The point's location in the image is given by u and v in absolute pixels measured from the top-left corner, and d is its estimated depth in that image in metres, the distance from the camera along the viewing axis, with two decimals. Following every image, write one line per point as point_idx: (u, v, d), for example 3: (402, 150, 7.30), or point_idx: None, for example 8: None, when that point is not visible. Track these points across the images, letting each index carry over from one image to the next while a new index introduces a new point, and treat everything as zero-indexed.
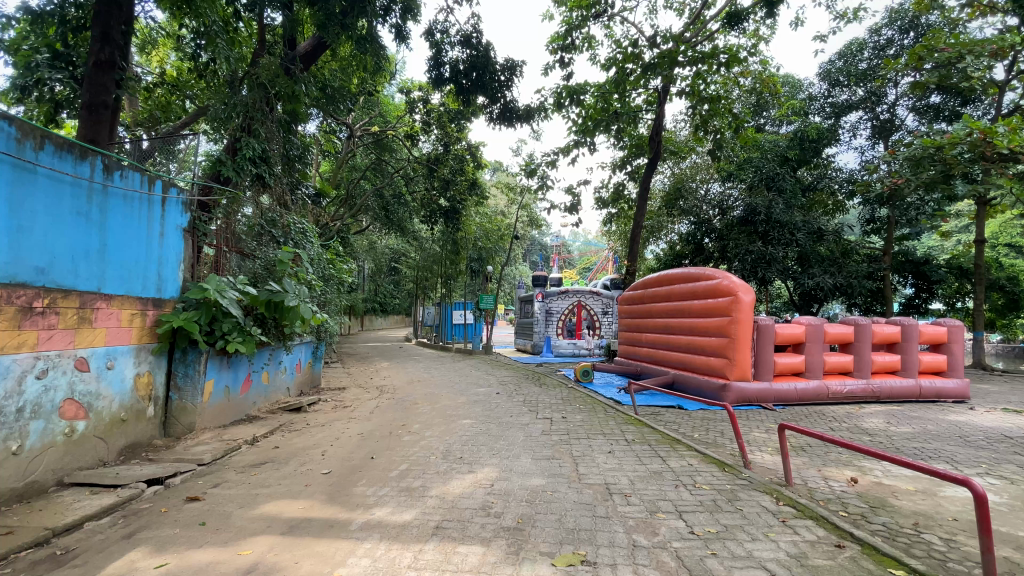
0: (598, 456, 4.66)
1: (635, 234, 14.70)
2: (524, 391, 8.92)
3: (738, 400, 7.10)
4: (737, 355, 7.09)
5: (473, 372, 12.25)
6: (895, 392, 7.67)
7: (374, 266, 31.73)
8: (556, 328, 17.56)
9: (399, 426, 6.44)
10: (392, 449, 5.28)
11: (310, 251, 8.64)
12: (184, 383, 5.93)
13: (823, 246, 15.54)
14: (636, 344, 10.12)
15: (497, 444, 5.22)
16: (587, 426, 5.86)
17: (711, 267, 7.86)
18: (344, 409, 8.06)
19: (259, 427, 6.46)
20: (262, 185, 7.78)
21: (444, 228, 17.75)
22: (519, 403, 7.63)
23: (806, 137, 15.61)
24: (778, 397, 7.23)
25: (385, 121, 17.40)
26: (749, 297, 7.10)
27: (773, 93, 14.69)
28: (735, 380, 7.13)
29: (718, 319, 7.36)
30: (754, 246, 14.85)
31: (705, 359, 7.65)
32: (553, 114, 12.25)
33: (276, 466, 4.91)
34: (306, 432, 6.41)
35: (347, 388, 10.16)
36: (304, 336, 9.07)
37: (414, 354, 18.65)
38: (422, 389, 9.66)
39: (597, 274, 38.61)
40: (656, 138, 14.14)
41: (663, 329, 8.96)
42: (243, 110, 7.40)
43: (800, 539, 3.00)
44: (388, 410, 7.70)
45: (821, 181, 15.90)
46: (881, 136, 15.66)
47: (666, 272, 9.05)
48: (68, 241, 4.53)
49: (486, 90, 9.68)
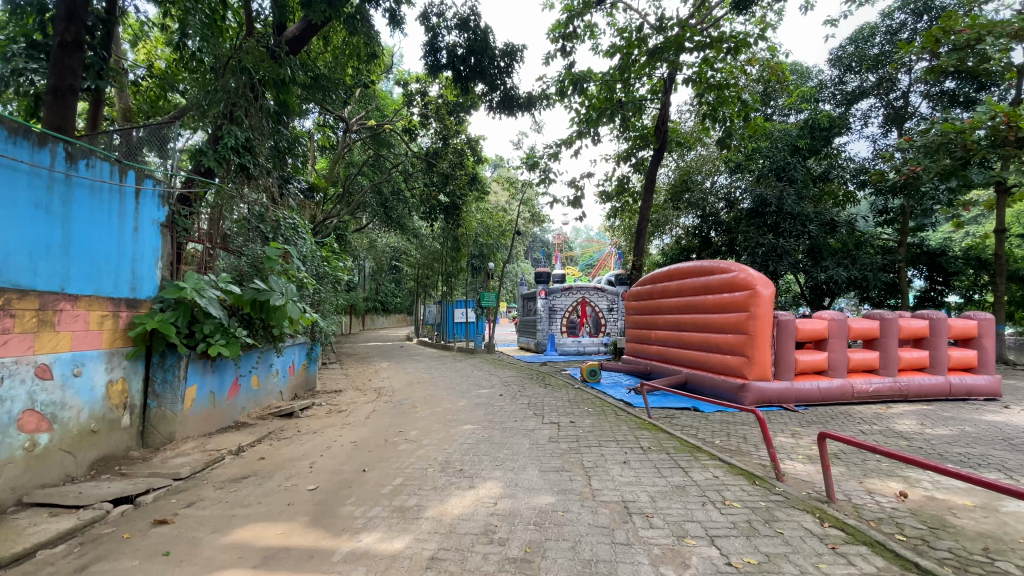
0: (612, 467, 4.22)
1: (641, 228, 14.22)
2: (528, 392, 8.50)
3: (757, 401, 6.64)
4: (756, 353, 6.64)
5: (475, 373, 11.81)
6: (923, 390, 7.20)
7: (375, 264, 31.38)
8: (560, 325, 17.07)
9: (395, 433, 5.99)
10: (385, 460, 4.84)
11: (302, 247, 8.19)
12: (162, 390, 5.50)
13: (835, 238, 15.05)
14: (646, 341, 9.66)
15: (500, 453, 4.79)
16: (598, 432, 5.41)
17: (725, 260, 7.40)
18: (338, 414, 7.62)
19: (246, 436, 6.05)
20: (246, 177, 7.17)
21: (444, 224, 17.33)
22: (523, 406, 7.20)
23: (817, 125, 15.06)
24: (799, 398, 6.78)
25: (382, 115, 16.94)
26: (769, 290, 6.63)
27: (781, 80, 14.25)
28: (754, 379, 6.67)
29: (735, 314, 6.90)
30: (765, 238, 14.32)
31: (720, 357, 7.19)
32: (555, 102, 11.81)
33: (259, 480, 4.49)
34: (296, 440, 5.98)
35: (344, 391, 9.72)
36: (296, 337, 8.65)
37: (415, 353, 18.27)
38: (422, 391, 9.23)
39: (599, 270, 38.33)
40: (662, 128, 13.71)
41: (675, 325, 8.51)
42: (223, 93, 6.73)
43: (857, 571, 2.56)
44: (385, 415, 7.26)
45: (833, 172, 15.33)
46: (894, 123, 15.13)
47: (676, 265, 8.59)
48: (25, 236, 4.11)
49: (484, 76, 9.22)
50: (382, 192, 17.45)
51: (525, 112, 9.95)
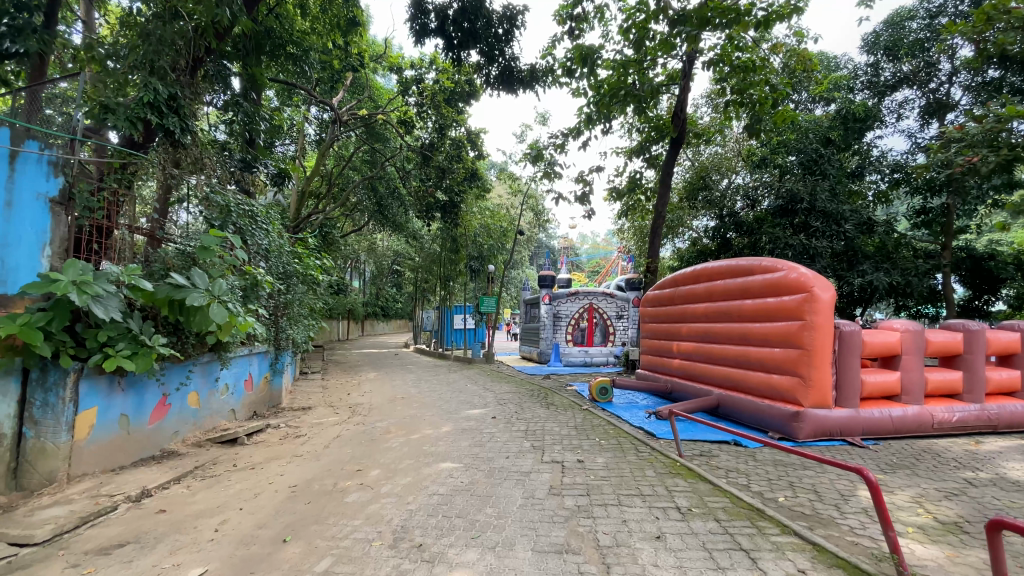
0: (641, 549, 2.86)
1: (657, 226, 12.84)
2: (526, 414, 7.09)
3: (815, 434, 5.24)
4: (813, 373, 5.23)
5: (469, 387, 10.41)
6: (1016, 420, 5.81)
7: (374, 267, 30.23)
8: (565, 333, 15.78)
9: (353, 472, 4.65)
10: (322, 521, 3.51)
11: (261, 239, 6.88)
12: (42, 415, 4.16)
13: (872, 240, 13.55)
14: (666, 354, 8.26)
15: (481, 515, 3.43)
16: (615, 480, 4.02)
17: (770, 257, 6.05)
18: (296, 439, 6.27)
19: (162, 474, 4.73)
20: (172, 143, 5.60)
21: (442, 223, 16.08)
22: (519, 434, 5.81)
23: (851, 116, 13.55)
24: (866, 430, 5.39)
25: (376, 105, 15.57)
26: (829, 294, 5.25)
27: (808, 69, 12.95)
28: (811, 407, 5.26)
29: (785, 323, 5.54)
30: (795, 238, 12.74)
31: (764, 377, 5.80)
32: (562, 84, 10.51)
33: (135, 554, 3.16)
34: (226, 479, 4.67)
35: (313, 408, 8.36)
36: (254, 346, 7.33)
37: (408, 362, 16.90)
38: (403, 410, 7.87)
39: (605, 276, 37.26)
40: (681, 116, 12.32)
41: (702, 336, 7.16)
42: (140, 34, 5.25)
43: None
44: (350, 443, 5.91)
45: (866, 168, 13.91)
46: (935, 115, 13.79)
47: (705, 264, 7.26)
48: None
49: (480, 42, 7.90)
50: (376, 190, 16.49)
51: (526, 89, 8.70)
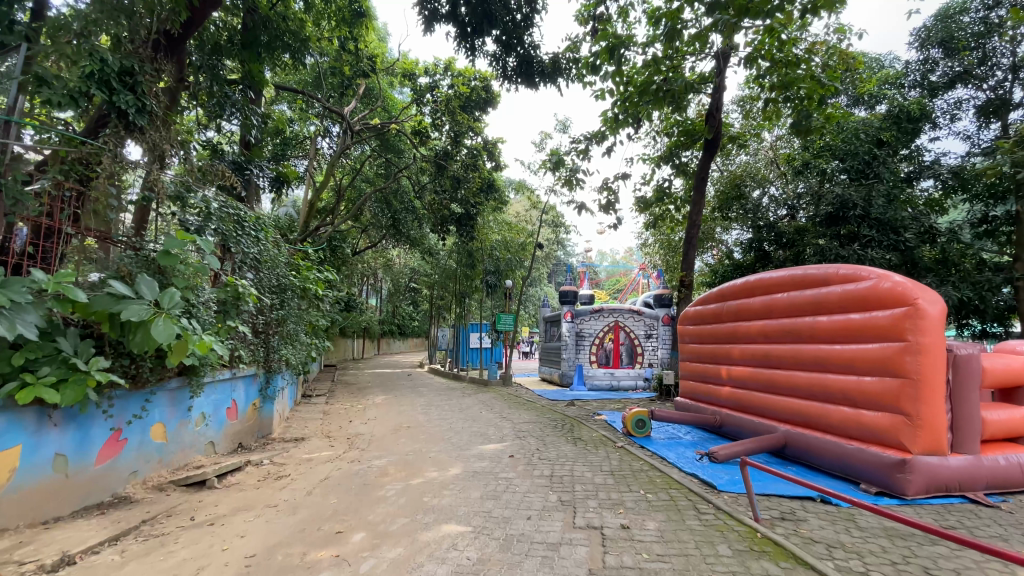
0: None
1: (691, 237, 11.67)
2: (550, 452, 6.01)
3: (927, 487, 4.07)
4: (922, 410, 4.06)
5: (485, 415, 9.36)
6: None
7: (391, 285, 29.48)
8: (589, 354, 14.69)
9: (332, 536, 3.62)
10: None
11: (247, 246, 6.02)
12: None
13: (932, 251, 12.18)
14: (713, 381, 7.12)
15: None
16: (680, 564, 2.91)
17: (850, 263, 4.93)
18: (277, 481, 5.30)
19: (100, 530, 3.78)
20: (127, 126, 4.73)
21: (456, 237, 15.23)
22: (542, 481, 4.75)
23: (905, 115, 12.29)
24: (990, 482, 4.19)
25: (388, 115, 14.86)
26: (938, 307, 4.11)
27: (850, 68, 11.88)
28: (921, 453, 4.08)
29: (877, 346, 4.40)
30: (847, 249, 11.45)
31: (851, 413, 4.64)
32: (586, 83, 9.56)
33: None
34: (174, 541, 3.69)
35: (308, 439, 7.40)
36: (241, 369, 6.47)
37: (420, 385, 15.87)
38: (408, 443, 6.85)
39: (628, 294, 35.82)
40: (715, 117, 11.18)
41: (761, 360, 6.03)
42: None
43: None
44: (338, 488, 4.90)
45: (920, 173, 12.61)
46: (996, 114, 12.48)
47: (761, 275, 6.15)
48: None
49: (495, 25, 7.00)
50: (390, 204, 15.75)
51: (547, 81, 7.93)
